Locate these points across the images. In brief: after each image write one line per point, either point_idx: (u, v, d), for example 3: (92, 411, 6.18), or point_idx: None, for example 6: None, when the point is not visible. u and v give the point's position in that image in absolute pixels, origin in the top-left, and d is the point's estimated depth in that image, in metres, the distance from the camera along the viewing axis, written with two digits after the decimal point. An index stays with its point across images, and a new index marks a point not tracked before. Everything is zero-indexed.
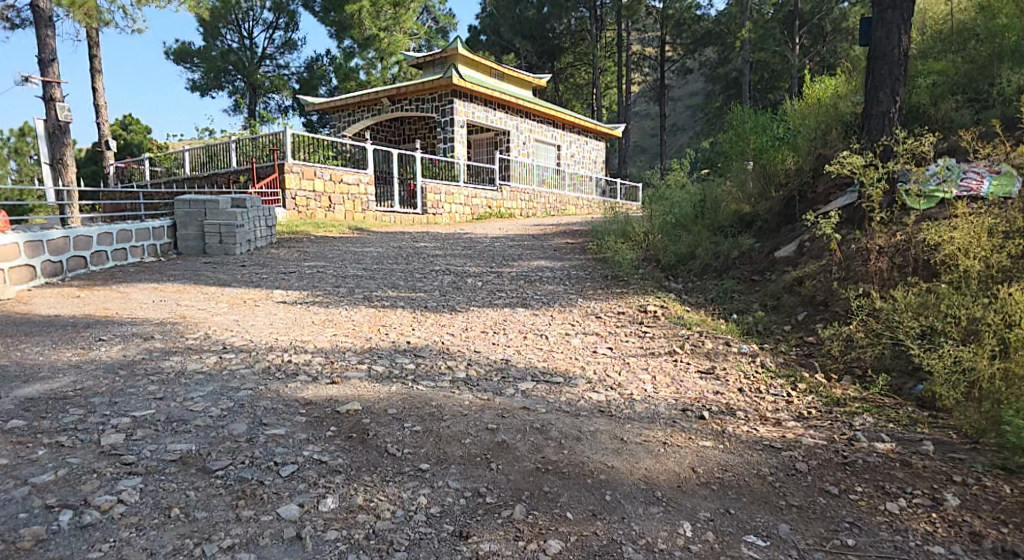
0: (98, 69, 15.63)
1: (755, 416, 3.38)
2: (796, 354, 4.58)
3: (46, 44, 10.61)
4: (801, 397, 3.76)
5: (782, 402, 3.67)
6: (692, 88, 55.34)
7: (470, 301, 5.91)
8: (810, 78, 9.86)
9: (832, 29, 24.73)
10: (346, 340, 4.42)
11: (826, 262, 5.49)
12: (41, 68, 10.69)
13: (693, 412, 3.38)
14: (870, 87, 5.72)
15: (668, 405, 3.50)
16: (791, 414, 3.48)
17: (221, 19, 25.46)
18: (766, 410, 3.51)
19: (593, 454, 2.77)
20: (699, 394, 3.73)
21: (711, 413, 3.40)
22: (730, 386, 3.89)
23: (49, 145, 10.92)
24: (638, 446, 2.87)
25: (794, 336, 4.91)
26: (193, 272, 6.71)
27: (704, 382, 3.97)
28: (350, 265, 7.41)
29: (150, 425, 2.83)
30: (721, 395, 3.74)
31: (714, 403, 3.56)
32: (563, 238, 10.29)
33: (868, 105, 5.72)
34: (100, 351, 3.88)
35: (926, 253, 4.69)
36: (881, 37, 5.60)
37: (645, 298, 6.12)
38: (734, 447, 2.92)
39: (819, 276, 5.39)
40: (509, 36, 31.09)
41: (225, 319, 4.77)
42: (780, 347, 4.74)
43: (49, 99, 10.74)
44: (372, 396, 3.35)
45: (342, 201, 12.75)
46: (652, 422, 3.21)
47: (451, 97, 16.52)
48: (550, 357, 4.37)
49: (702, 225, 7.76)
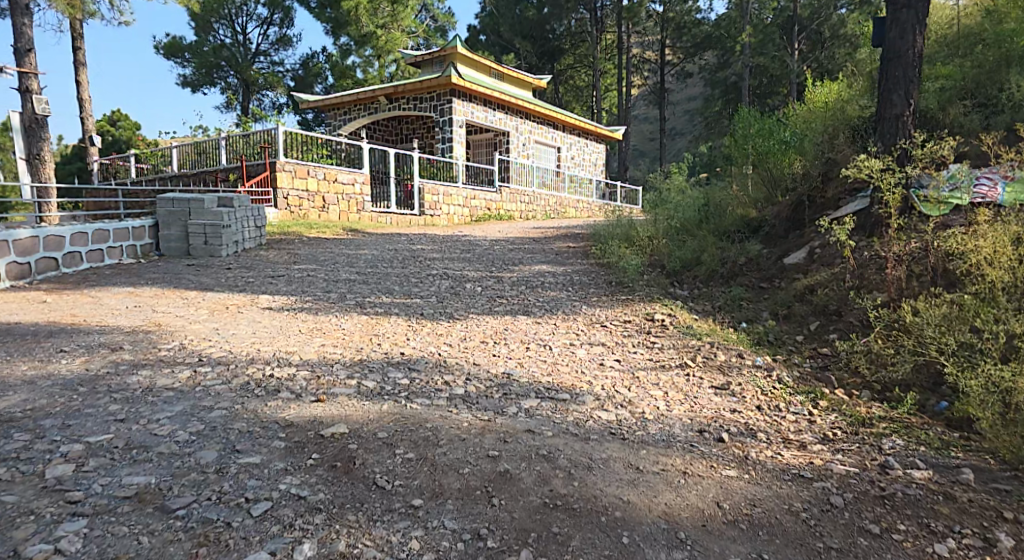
0: (83, 63, 15.21)
1: (777, 439, 3.07)
2: (811, 366, 4.28)
3: (23, 34, 10.22)
4: (823, 416, 3.45)
5: (804, 421, 3.36)
6: (689, 92, 55.22)
7: (468, 308, 5.57)
8: (818, 81, 9.57)
9: (831, 35, 24.48)
10: (335, 351, 4.08)
11: (840, 271, 5.20)
12: (18, 58, 10.31)
13: (710, 434, 3.07)
14: (884, 89, 5.43)
15: (683, 426, 3.18)
16: (816, 435, 3.17)
17: (212, 13, 25.25)
18: (787, 431, 3.19)
19: (608, 487, 2.44)
20: (715, 413, 3.41)
21: (730, 435, 3.09)
22: (748, 405, 3.57)
23: (26, 139, 10.55)
24: (656, 477, 2.55)
25: (808, 348, 4.61)
26: (174, 275, 6.35)
27: (720, 399, 3.65)
28: (342, 269, 7.06)
29: (105, 454, 2.50)
30: (738, 413, 3.42)
31: (732, 423, 3.24)
32: (563, 241, 9.96)
33: (881, 107, 5.42)
34: (61, 364, 3.53)
35: (946, 261, 4.42)
36: (895, 37, 5.32)
37: (651, 306, 5.81)
38: (759, 478, 2.60)
39: (831, 285, 5.12)
40: (508, 37, 30.84)
41: (203, 328, 4.43)
42: (794, 358, 4.45)
43: (25, 91, 10.40)
44: (359, 417, 3.01)
45: (337, 201, 12.41)
46: (668, 447, 2.89)
47: (450, 97, 16.19)
48: (555, 371, 4.04)
49: (708, 229, 7.46)
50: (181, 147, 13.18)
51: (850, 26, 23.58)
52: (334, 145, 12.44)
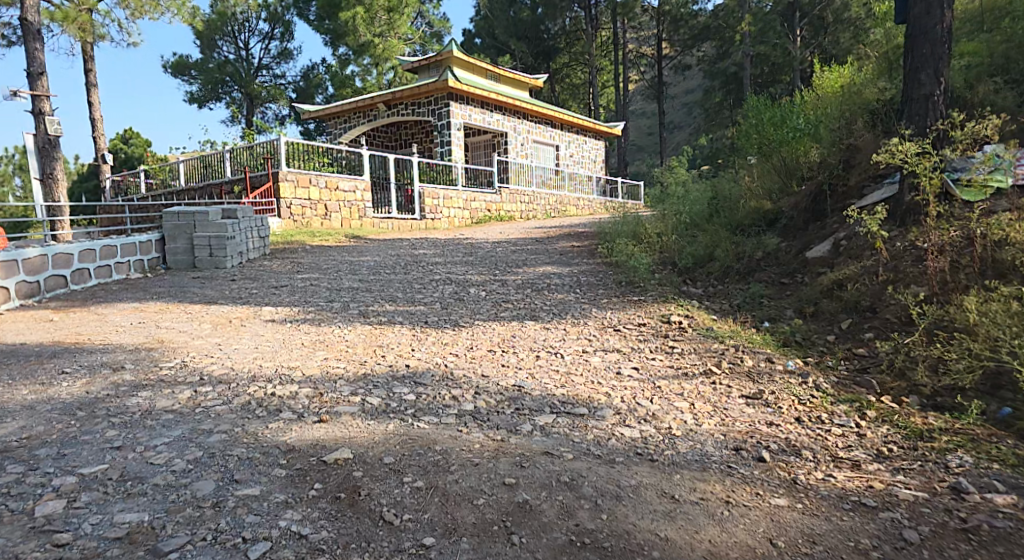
0: (93, 83, 15.21)
1: (826, 458, 2.95)
2: (848, 369, 4.15)
3: (35, 57, 10.21)
4: (874, 428, 3.33)
5: (851, 435, 3.24)
6: (688, 83, 54.66)
7: (474, 315, 5.42)
8: (826, 68, 9.32)
9: (833, 20, 23.92)
10: (338, 365, 3.94)
11: (872, 263, 5.04)
12: (29, 81, 10.32)
13: (749, 453, 2.97)
14: (910, 68, 5.25)
15: (716, 444, 3.10)
16: (868, 452, 3.04)
17: (216, 32, 25.25)
18: (835, 448, 3.08)
19: (641, 520, 2.29)
20: (750, 427, 3.32)
21: (771, 453, 2.98)
22: (786, 417, 3.48)
23: (38, 160, 10.52)
24: (694, 507, 2.39)
25: (841, 348, 4.45)
26: (179, 288, 6.25)
27: (753, 411, 3.55)
28: (346, 276, 6.95)
29: (98, 487, 2.37)
30: (776, 428, 3.33)
31: (772, 440, 3.14)
32: (567, 241, 9.80)
33: (909, 87, 5.24)
34: (61, 387, 3.41)
35: (995, 251, 4.23)
36: (920, 13, 5.12)
37: (666, 307, 5.63)
38: (816, 509, 2.43)
39: (863, 279, 4.95)
40: (502, 38, 30.60)
41: (205, 343, 4.31)
42: (828, 361, 4.30)
43: (37, 113, 10.36)
44: (364, 439, 2.88)
45: (339, 208, 12.29)
46: (704, 472, 2.76)
47: (446, 101, 16.11)
48: (570, 382, 3.87)
49: (720, 225, 7.27)
50: (188, 160, 13.14)
51: (854, 10, 23.10)
52: (333, 152, 12.34)
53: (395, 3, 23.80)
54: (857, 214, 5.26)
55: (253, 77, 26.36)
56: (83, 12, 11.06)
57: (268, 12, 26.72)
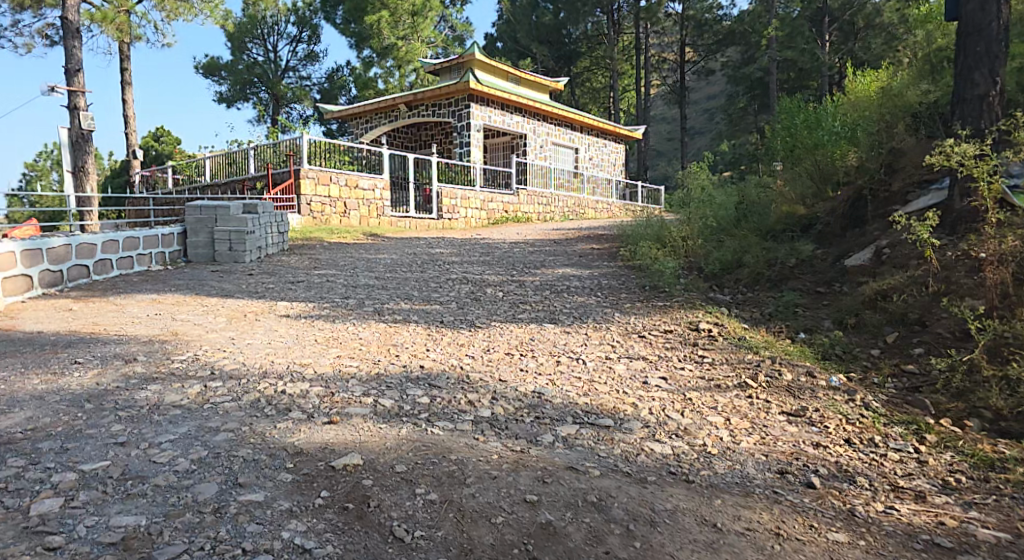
0: (128, 81, 15.33)
1: (885, 488, 2.80)
2: (896, 388, 3.96)
3: (74, 55, 10.25)
4: (937, 455, 3.16)
5: (911, 462, 3.08)
6: (711, 89, 54.18)
7: (491, 316, 5.28)
8: (859, 72, 9.01)
9: (864, 25, 23.07)
10: (351, 363, 3.83)
11: (919, 272, 4.82)
12: (66, 78, 10.40)
13: (796, 478, 2.83)
14: (962, 67, 5.02)
15: (758, 465, 2.94)
16: (932, 482, 2.89)
17: (247, 34, 25.58)
18: (894, 476, 2.93)
19: (680, 551, 2.16)
20: (794, 448, 3.16)
21: (821, 479, 2.84)
22: (833, 437, 3.31)
23: (71, 154, 10.61)
24: (739, 538, 2.25)
25: (887, 363, 4.26)
26: (197, 280, 6.21)
27: (796, 430, 3.38)
28: (362, 273, 6.87)
29: (97, 485, 2.27)
30: (824, 450, 3.16)
31: (820, 463, 2.99)
32: (587, 244, 9.62)
33: (961, 88, 5.02)
34: (72, 378, 3.33)
35: None
36: (974, 9, 4.91)
37: (694, 314, 5.43)
38: (882, 546, 2.30)
39: (911, 291, 4.75)
40: (524, 43, 30.53)
41: (219, 337, 4.22)
42: (871, 378, 4.11)
43: (72, 107, 10.42)
44: (375, 445, 2.75)
45: (357, 206, 12.20)
46: (751, 497, 2.62)
47: (466, 102, 16.02)
48: (594, 390, 3.72)
49: (749, 230, 7.04)
50: (215, 157, 13.19)
51: (886, 15, 22.18)
52: (354, 151, 12.28)
53: (420, 7, 23.75)
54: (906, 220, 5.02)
55: (279, 80, 26.37)
56: (123, 14, 11.14)
57: (297, 17, 26.93)
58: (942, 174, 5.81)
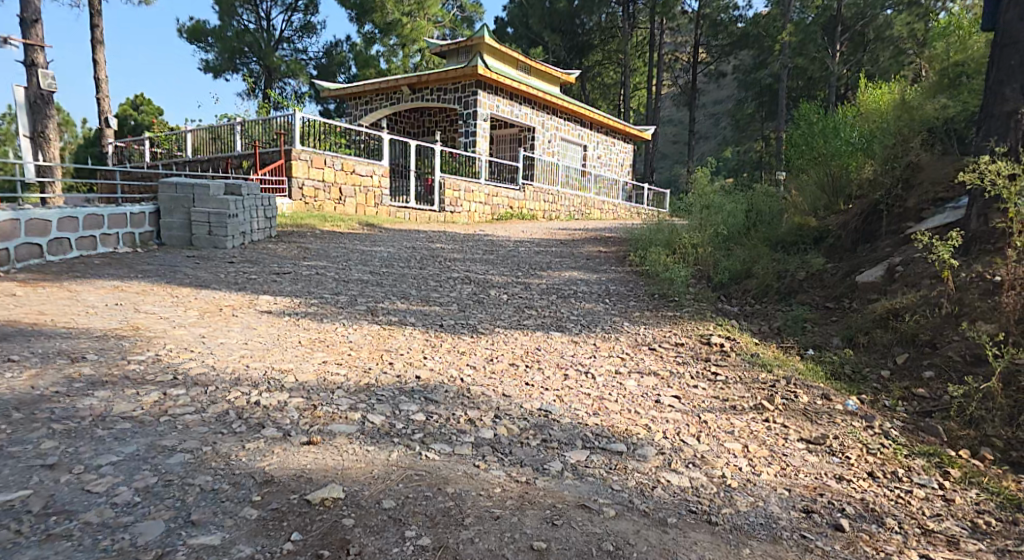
0: (99, 40, 14.70)
1: (915, 531, 2.44)
2: (908, 412, 3.67)
3: (29, 3, 9.75)
4: (961, 492, 2.81)
5: (937, 501, 2.70)
6: (720, 94, 54.05)
7: (494, 321, 4.85)
8: (870, 85, 8.72)
9: (874, 37, 23.07)
10: (338, 372, 3.38)
11: (932, 292, 4.44)
12: (23, 29, 9.86)
13: (821, 518, 2.44)
14: (993, 81, 4.68)
15: (781, 502, 2.54)
16: (961, 524, 2.54)
17: None
18: (922, 516, 2.57)
19: None
20: (817, 481, 2.77)
21: (849, 521, 2.45)
22: (856, 470, 2.92)
23: (29, 116, 10.01)
24: None
25: (898, 386, 3.95)
26: (169, 267, 5.73)
27: (817, 461, 2.98)
28: (355, 267, 6.45)
29: (9, 524, 1.84)
30: (848, 484, 2.77)
31: (845, 501, 2.60)
32: (594, 245, 9.20)
33: (990, 102, 4.67)
34: (2, 379, 2.87)
35: None
36: (1013, 18, 4.53)
37: (705, 325, 5.05)
38: None
39: (922, 310, 4.39)
40: (536, 30, 29.93)
41: (187, 334, 3.77)
42: (883, 401, 3.80)
43: (30, 64, 9.87)
44: (360, 473, 2.32)
45: (354, 193, 11.72)
46: (777, 544, 2.23)
47: (474, 89, 15.52)
48: (604, 410, 3.31)
49: (759, 241, 6.69)
50: (196, 130, 12.68)
51: (897, 29, 22.11)
52: (352, 134, 11.83)
53: None
54: (926, 238, 4.65)
55: (272, 49, 25.32)
56: None
57: None
58: (963, 193, 5.42)
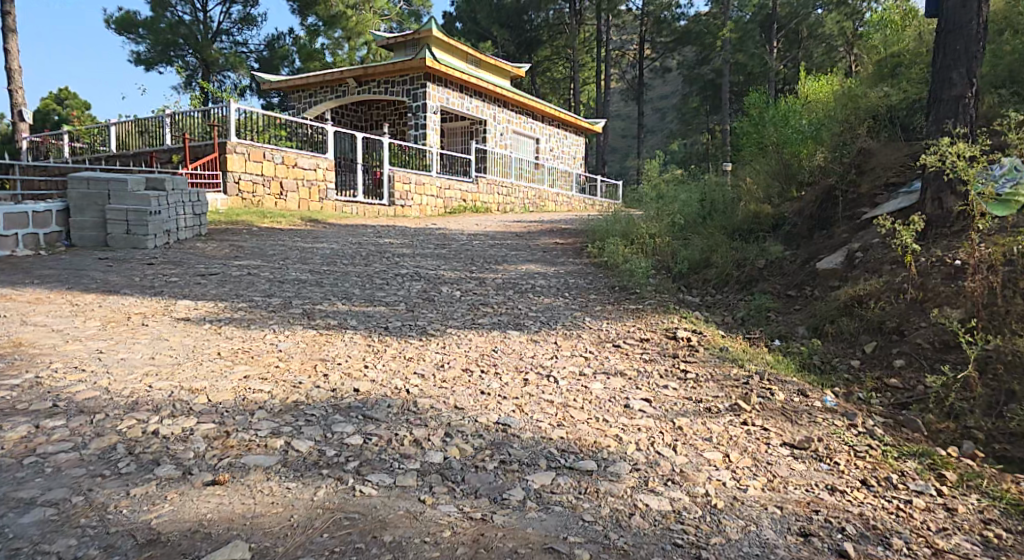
0: (12, 29, 13.54)
1: (925, 551, 2.11)
2: (883, 405, 3.41)
3: None
4: (961, 498, 2.51)
5: (940, 511, 2.39)
6: (666, 88, 54.74)
7: (445, 321, 4.40)
8: (809, 76, 8.69)
9: (806, 35, 23.76)
10: (260, 389, 2.89)
11: (895, 278, 4.22)
12: None
13: (823, 543, 2.09)
14: (939, 65, 4.43)
15: (774, 524, 2.18)
16: (971, 539, 2.22)
17: None
18: (928, 532, 2.23)
19: None
20: (810, 494, 2.43)
21: (853, 544, 2.10)
22: (849, 479, 2.59)
23: None
24: None
25: (871, 377, 3.70)
26: (76, 270, 5.07)
27: (805, 469, 2.66)
28: (293, 266, 5.90)
29: None
30: (842, 496, 2.44)
31: (844, 518, 2.26)
32: (549, 237, 8.83)
33: (937, 87, 4.45)
34: None
35: None
36: (955, 4, 4.31)
37: (668, 319, 4.72)
38: None
39: (887, 296, 4.16)
40: (484, 25, 29.38)
41: (82, 349, 3.21)
42: (859, 394, 3.53)
43: None
44: (275, 522, 1.87)
45: (296, 188, 11.04)
46: None
47: (422, 80, 14.97)
48: (569, 420, 2.92)
49: (715, 228, 6.43)
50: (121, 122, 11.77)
51: (828, 27, 22.93)
52: (294, 126, 11.09)
53: None
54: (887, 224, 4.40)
55: (209, 43, 23.99)
56: None
57: None
58: (915, 178, 5.28)
